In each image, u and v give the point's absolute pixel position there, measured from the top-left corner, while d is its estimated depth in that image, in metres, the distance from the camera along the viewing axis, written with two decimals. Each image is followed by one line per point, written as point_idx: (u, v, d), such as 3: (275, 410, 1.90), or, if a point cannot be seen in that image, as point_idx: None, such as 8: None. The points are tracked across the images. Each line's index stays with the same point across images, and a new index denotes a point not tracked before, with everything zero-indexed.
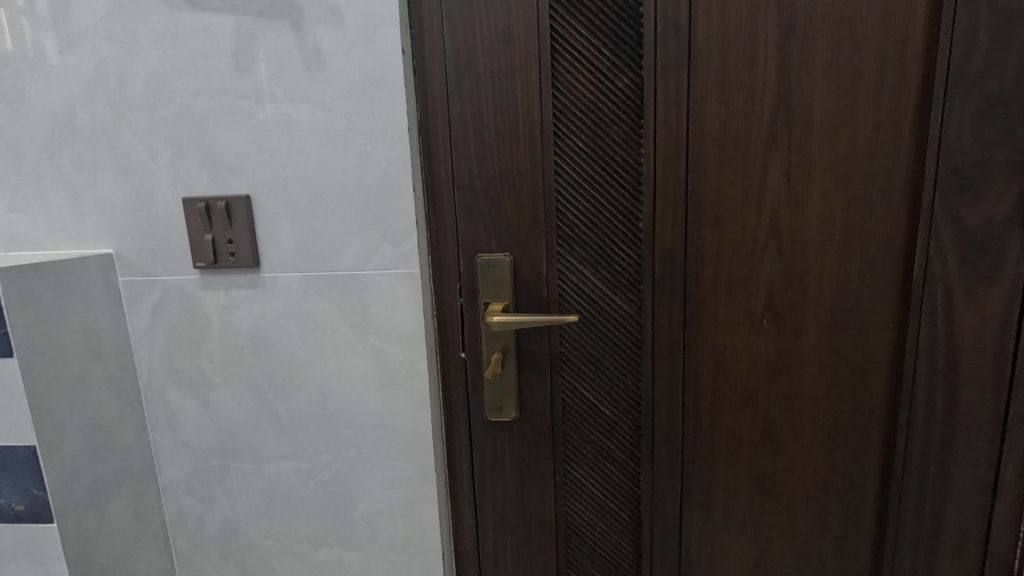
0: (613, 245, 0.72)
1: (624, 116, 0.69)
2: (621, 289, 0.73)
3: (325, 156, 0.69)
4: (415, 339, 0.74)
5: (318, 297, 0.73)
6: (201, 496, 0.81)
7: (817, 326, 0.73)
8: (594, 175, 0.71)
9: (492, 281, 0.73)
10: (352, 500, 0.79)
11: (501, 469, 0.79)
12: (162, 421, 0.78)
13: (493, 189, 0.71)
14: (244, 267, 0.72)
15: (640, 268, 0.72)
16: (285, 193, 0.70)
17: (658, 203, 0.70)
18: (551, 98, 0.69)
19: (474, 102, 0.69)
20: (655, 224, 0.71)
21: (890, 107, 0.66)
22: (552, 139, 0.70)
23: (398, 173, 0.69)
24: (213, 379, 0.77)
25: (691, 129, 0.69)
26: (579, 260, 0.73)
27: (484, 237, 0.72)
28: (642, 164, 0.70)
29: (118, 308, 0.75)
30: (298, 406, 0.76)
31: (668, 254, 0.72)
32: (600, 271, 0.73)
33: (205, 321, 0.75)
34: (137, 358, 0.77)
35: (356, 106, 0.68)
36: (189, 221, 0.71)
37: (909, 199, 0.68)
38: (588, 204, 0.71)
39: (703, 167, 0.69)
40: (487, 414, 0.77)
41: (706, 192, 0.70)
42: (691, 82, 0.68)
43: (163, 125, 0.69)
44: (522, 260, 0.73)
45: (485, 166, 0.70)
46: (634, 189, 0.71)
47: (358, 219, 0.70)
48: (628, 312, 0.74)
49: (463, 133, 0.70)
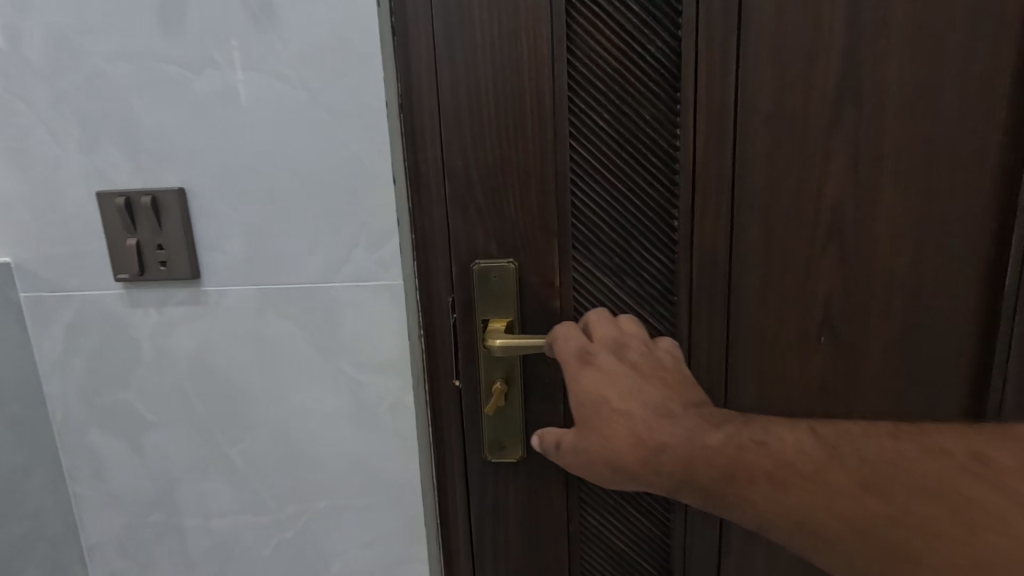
0: (641, 249, 0.59)
1: (657, 90, 0.56)
2: (650, 301, 0.60)
3: (280, 138, 0.54)
4: (398, 365, 0.59)
5: (275, 316, 0.58)
6: (137, 557, 0.66)
7: (886, 345, 0.60)
8: (619, 163, 0.57)
9: (492, 293, 0.59)
10: (324, 560, 0.65)
11: (504, 518, 0.66)
12: (84, 468, 0.63)
13: (494, 181, 0.57)
14: (180, 280, 0.58)
15: (674, 277, 0.59)
16: (230, 186, 0.55)
17: (697, 198, 0.57)
18: (566, 66, 0.55)
19: (469, 70, 0.55)
20: (693, 224, 0.58)
21: (983, 77, 0.54)
22: (568, 117, 0.56)
23: (373, 160, 0.54)
24: (146, 417, 0.62)
25: (740, 105, 0.55)
26: (599, 267, 0.59)
27: (482, 240, 0.59)
28: (678, 149, 0.57)
29: (21, 332, 0.59)
30: (254, 449, 0.62)
31: (708, 258, 0.59)
32: (625, 281, 0.60)
33: (133, 347, 0.60)
34: (49, 393, 0.62)
35: (318, 73, 0.53)
36: (107, 222, 0.56)
37: (1001, 190, 0.56)
38: (611, 198, 0.58)
39: (753, 152, 0.56)
40: (487, 454, 0.63)
41: (755, 182, 0.57)
42: (740, 47, 0.54)
43: (69, 99, 0.54)
44: (531, 267, 0.59)
45: (484, 152, 0.56)
46: (667, 180, 0.57)
47: (323, 218, 0.56)
48: (659, 330, 0.61)
49: (456, 111, 0.56)
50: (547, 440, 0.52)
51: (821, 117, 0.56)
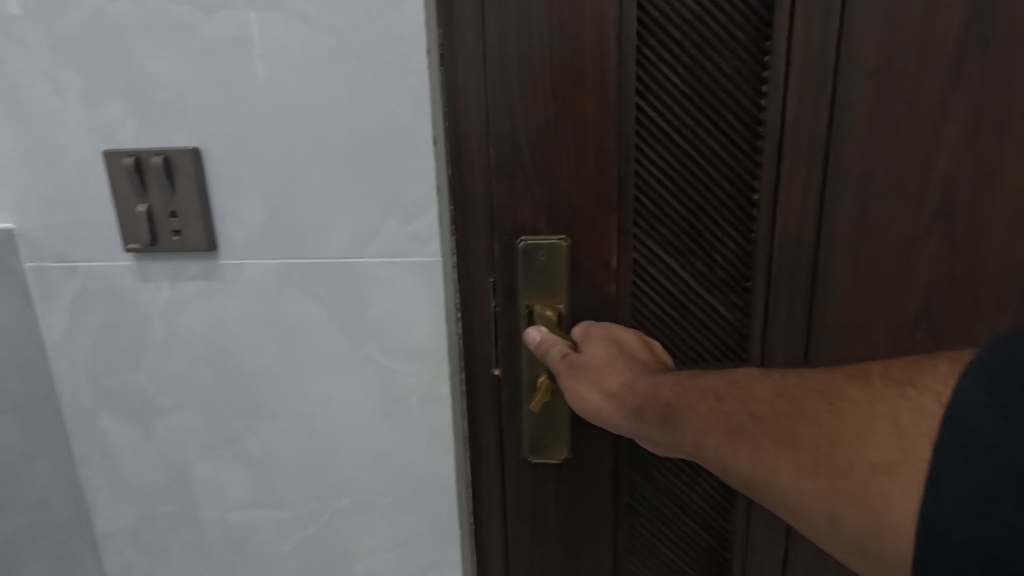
0: (712, 225, 0.51)
1: (739, 40, 0.48)
2: (720, 285, 0.53)
3: (306, 91, 0.48)
4: (433, 352, 0.53)
5: (298, 294, 0.52)
6: (150, 548, 0.62)
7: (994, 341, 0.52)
8: (692, 126, 0.49)
9: (537, 275, 0.52)
10: (348, 561, 0.59)
11: (545, 521, 0.60)
12: (93, 454, 0.59)
13: (546, 146, 0.50)
14: (194, 252, 0.52)
15: (749, 259, 0.52)
16: (250, 145, 0.49)
17: (783, 166, 0.49)
18: (635, 11, 0.47)
19: (521, 14, 0.47)
20: (776, 198, 0.50)
21: None
22: (635, 69, 0.48)
23: (410, 118, 0.47)
24: (158, 401, 0.57)
25: (841, 57, 0.47)
26: (662, 245, 0.52)
27: (529, 214, 0.51)
28: (762, 110, 0.48)
29: (25, 306, 0.54)
30: (273, 440, 0.57)
31: (790, 238, 0.51)
32: (693, 263, 0.52)
33: (144, 325, 0.55)
34: (56, 373, 0.57)
35: (349, 16, 0.46)
36: (115, 185, 0.50)
37: None
38: (680, 166, 0.50)
39: (855, 114, 0.48)
40: (527, 455, 0.57)
41: (852, 148, 0.49)
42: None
43: (72, 45, 0.48)
44: (586, 245, 0.52)
45: (538, 111, 0.49)
46: (747, 146, 0.49)
47: (352, 184, 0.49)
48: (728, 318, 0.53)
49: (503, 63, 0.48)
50: (548, 344, 0.50)
51: (940, 70, 0.47)
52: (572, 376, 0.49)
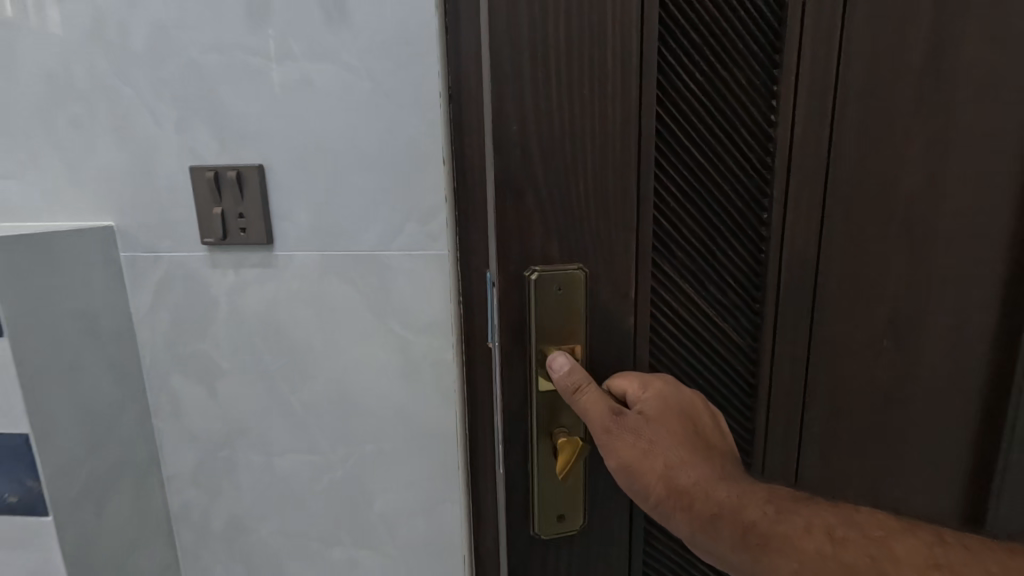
0: (726, 241, 0.54)
1: (754, 61, 0.51)
2: (731, 293, 0.55)
3: (348, 122, 0.62)
4: (442, 326, 0.67)
5: (337, 280, 0.67)
6: (207, 488, 0.75)
7: (989, 353, 0.57)
8: (705, 142, 0.52)
9: (558, 313, 0.50)
10: (369, 498, 0.73)
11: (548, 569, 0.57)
12: (166, 407, 0.73)
13: (562, 169, 0.48)
14: (256, 245, 0.66)
15: (759, 266, 0.55)
16: (304, 162, 0.63)
17: (790, 183, 0.53)
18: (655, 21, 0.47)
19: (538, 24, 0.45)
20: (785, 216, 0.53)
21: None
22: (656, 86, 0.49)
23: (428, 144, 0.62)
24: (221, 365, 0.71)
25: (841, 78, 0.51)
26: (680, 257, 0.54)
27: (541, 237, 0.49)
28: (773, 129, 0.52)
29: (119, 286, 0.68)
30: (312, 396, 0.71)
31: (796, 249, 0.54)
32: (706, 273, 0.55)
33: (212, 303, 0.69)
34: (139, 341, 0.71)
35: (383, 66, 0.60)
36: (197, 193, 0.65)
37: None
38: (696, 181, 0.53)
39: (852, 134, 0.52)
40: (539, 509, 0.54)
41: (848, 166, 0.53)
42: (844, 20, 0.49)
43: (169, 85, 0.63)
44: (600, 268, 0.51)
45: (554, 129, 0.47)
46: (759, 162, 0.53)
47: (382, 194, 0.64)
48: (739, 324, 0.56)
49: (516, 76, 0.46)
50: (585, 395, 0.49)
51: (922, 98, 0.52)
52: (619, 434, 0.49)
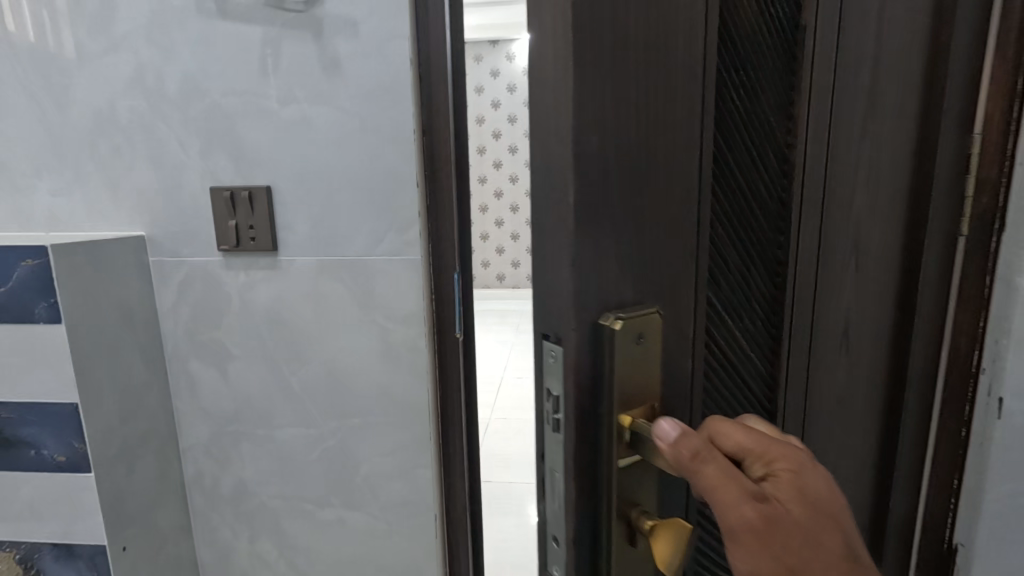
0: (757, 279, 0.49)
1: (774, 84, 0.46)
2: (756, 338, 0.50)
3: (341, 153, 0.77)
4: (416, 318, 0.81)
5: (330, 280, 0.81)
6: (217, 458, 0.89)
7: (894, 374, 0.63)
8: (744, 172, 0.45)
9: (633, 362, 0.35)
10: (355, 465, 0.87)
11: None
12: (183, 388, 0.87)
13: (635, 180, 0.34)
14: (262, 251, 0.81)
15: (777, 304, 0.51)
16: (304, 184, 0.78)
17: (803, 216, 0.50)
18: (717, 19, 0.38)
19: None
20: (801, 246, 0.50)
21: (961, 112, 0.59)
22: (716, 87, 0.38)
23: (404, 170, 0.77)
24: (231, 352, 0.85)
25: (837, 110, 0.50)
26: (724, 302, 0.45)
27: (613, 279, 0.34)
28: (789, 161, 0.49)
29: (148, 285, 0.83)
30: (308, 377, 0.85)
31: (806, 286, 0.52)
32: (741, 319, 0.47)
33: (224, 299, 0.83)
34: (162, 331, 0.85)
35: (368, 108, 0.76)
36: (215, 208, 0.80)
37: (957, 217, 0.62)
38: (736, 212, 0.45)
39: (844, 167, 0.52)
40: None
41: (837, 201, 0.52)
42: (840, 46, 0.48)
43: (195, 121, 0.78)
44: (670, 314, 0.38)
45: (634, 134, 0.33)
46: (779, 193, 0.49)
47: (367, 210, 0.78)
48: (761, 369, 0.51)
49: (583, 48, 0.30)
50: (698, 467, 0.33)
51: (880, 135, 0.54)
52: (756, 535, 0.32)
